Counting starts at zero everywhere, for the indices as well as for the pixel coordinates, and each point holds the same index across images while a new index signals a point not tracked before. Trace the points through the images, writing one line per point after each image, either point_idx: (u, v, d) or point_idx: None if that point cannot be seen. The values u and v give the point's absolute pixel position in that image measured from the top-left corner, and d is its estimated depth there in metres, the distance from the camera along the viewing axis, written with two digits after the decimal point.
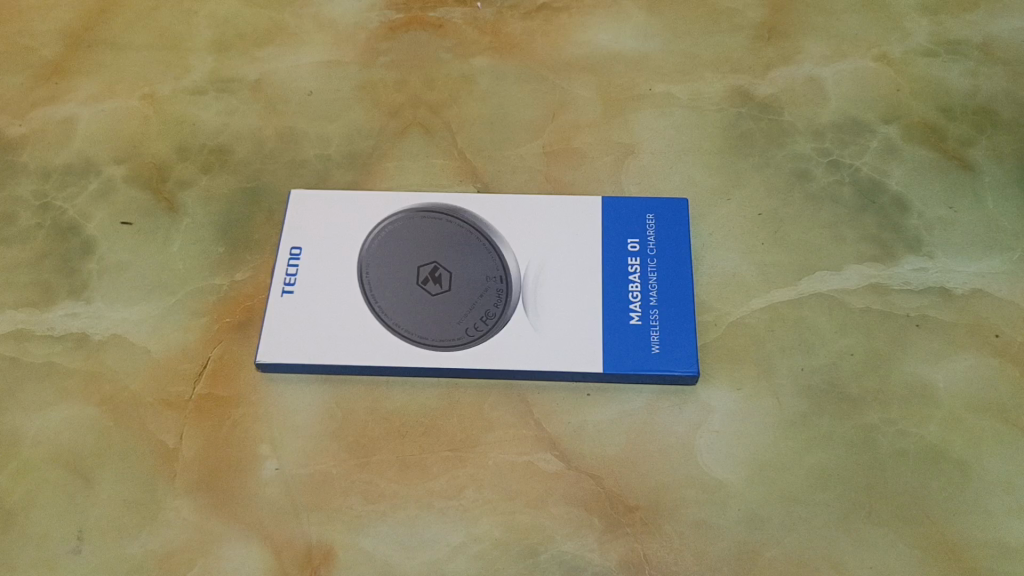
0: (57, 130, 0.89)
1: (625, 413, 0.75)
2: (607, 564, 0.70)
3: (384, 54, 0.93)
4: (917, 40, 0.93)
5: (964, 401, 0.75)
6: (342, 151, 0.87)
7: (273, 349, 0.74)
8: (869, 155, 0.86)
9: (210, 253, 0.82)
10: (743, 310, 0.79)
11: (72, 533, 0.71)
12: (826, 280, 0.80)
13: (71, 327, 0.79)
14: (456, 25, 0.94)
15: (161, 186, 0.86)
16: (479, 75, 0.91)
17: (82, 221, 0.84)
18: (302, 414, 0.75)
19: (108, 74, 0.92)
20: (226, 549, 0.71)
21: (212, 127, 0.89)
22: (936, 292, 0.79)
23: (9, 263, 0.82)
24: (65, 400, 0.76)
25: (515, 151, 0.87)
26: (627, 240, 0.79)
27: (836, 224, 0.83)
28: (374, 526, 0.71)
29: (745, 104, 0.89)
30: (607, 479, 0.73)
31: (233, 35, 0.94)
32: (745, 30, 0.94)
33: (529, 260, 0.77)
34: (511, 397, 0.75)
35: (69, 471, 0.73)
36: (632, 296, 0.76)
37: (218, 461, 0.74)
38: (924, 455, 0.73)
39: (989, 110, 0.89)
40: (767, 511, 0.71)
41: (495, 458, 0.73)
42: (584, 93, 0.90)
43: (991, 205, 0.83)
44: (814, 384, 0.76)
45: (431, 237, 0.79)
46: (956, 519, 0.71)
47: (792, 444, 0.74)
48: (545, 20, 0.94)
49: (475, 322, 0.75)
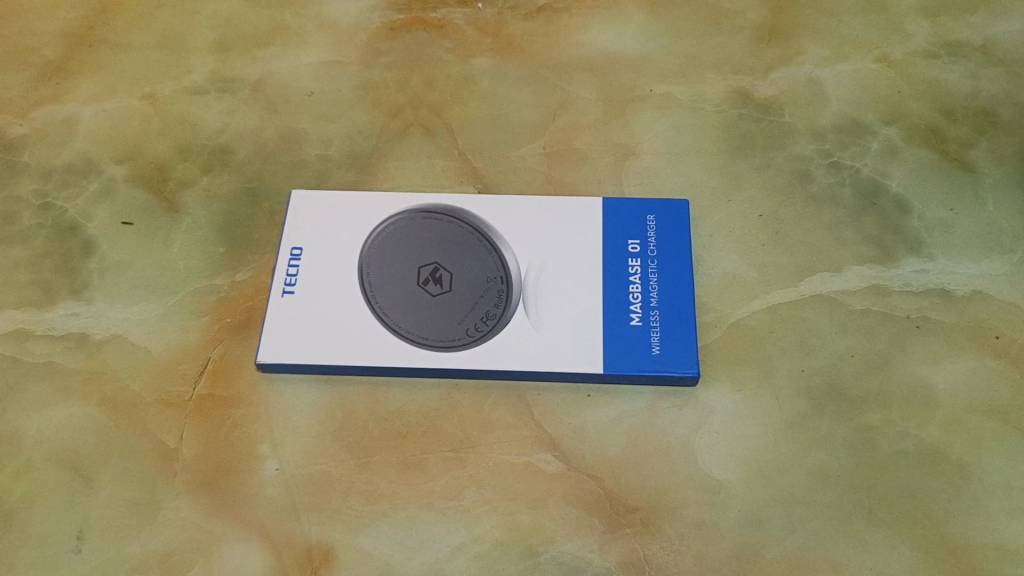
0: (58, 130, 0.89)
1: (625, 414, 0.75)
2: (607, 565, 0.70)
3: (385, 54, 0.93)
4: (918, 41, 0.93)
5: (965, 402, 0.75)
6: (343, 151, 0.87)
7: (273, 349, 0.75)
8: (870, 156, 0.86)
9: (210, 253, 0.82)
10: (743, 311, 0.79)
11: (72, 533, 0.71)
12: (826, 282, 0.80)
13: (72, 326, 0.79)
14: (457, 25, 0.94)
15: (162, 186, 0.86)
16: (480, 75, 0.92)
17: (83, 220, 0.84)
18: (303, 415, 0.75)
19: (109, 74, 0.92)
20: (226, 548, 0.71)
21: (212, 127, 0.89)
22: (936, 293, 0.79)
23: (10, 263, 0.82)
24: (65, 400, 0.76)
25: (516, 151, 0.87)
26: (628, 241, 0.79)
27: (836, 226, 0.83)
28: (375, 526, 0.71)
29: (745, 105, 0.89)
30: (608, 480, 0.73)
31: (233, 35, 0.94)
32: (746, 31, 0.94)
33: (529, 261, 0.77)
34: (511, 397, 0.75)
35: (69, 470, 0.73)
36: (632, 297, 0.76)
37: (218, 461, 0.74)
38: (924, 457, 0.73)
39: (990, 111, 0.89)
40: (767, 512, 0.71)
41: (496, 458, 0.73)
42: (585, 94, 0.90)
43: (991, 207, 0.83)
44: (814, 385, 0.76)
45: (432, 237, 0.79)
46: (956, 520, 0.71)
47: (793, 445, 0.74)
48: (546, 21, 0.95)
49: (476, 322, 0.75)
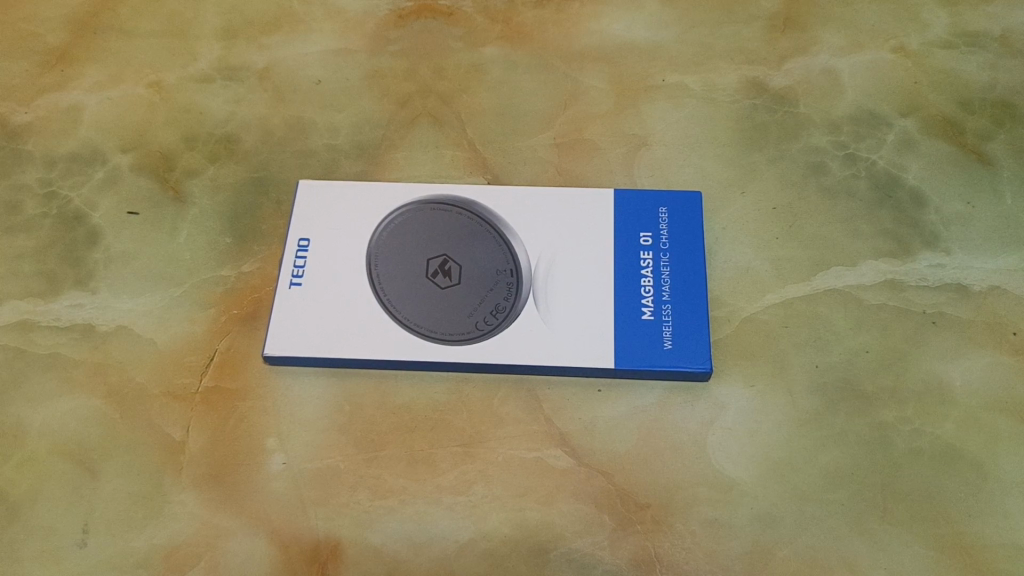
0: (63, 118, 0.88)
1: (636, 409, 0.74)
2: (617, 563, 0.69)
3: (393, 43, 0.91)
4: (936, 32, 0.91)
5: (981, 400, 0.74)
6: (351, 141, 0.86)
7: (280, 341, 0.74)
8: (886, 148, 0.85)
9: (217, 244, 0.81)
10: (757, 307, 0.78)
11: (77, 526, 0.71)
12: (842, 276, 0.79)
13: (77, 317, 0.78)
14: (466, 13, 0.93)
15: (168, 175, 0.85)
16: (489, 64, 0.90)
17: (88, 210, 0.83)
18: (310, 408, 0.74)
19: (114, 61, 0.91)
20: (233, 543, 0.70)
21: (219, 116, 0.88)
22: (953, 289, 0.78)
23: (15, 252, 0.81)
24: (70, 392, 0.75)
25: (525, 141, 0.85)
26: (640, 234, 0.77)
27: (852, 219, 0.81)
28: (382, 522, 0.70)
29: (760, 96, 0.88)
30: (618, 476, 0.72)
31: (240, 22, 0.93)
32: (760, 19, 0.92)
33: (539, 253, 0.76)
34: (520, 392, 0.74)
35: (74, 463, 0.73)
36: (644, 291, 0.75)
37: (225, 454, 0.73)
38: (940, 455, 0.72)
39: (1009, 103, 0.87)
40: (780, 511, 0.70)
41: (505, 454, 0.72)
42: (597, 84, 0.89)
43: (1009, 200, 0.82)
44: (828, 382, 0.75)
45: (440, 229, 0.78)
46: (972, 520, 0.70)
47: (806, 443, 0.73)
48: (557, 9, 0.93)
49: (485, 316, 0.74)
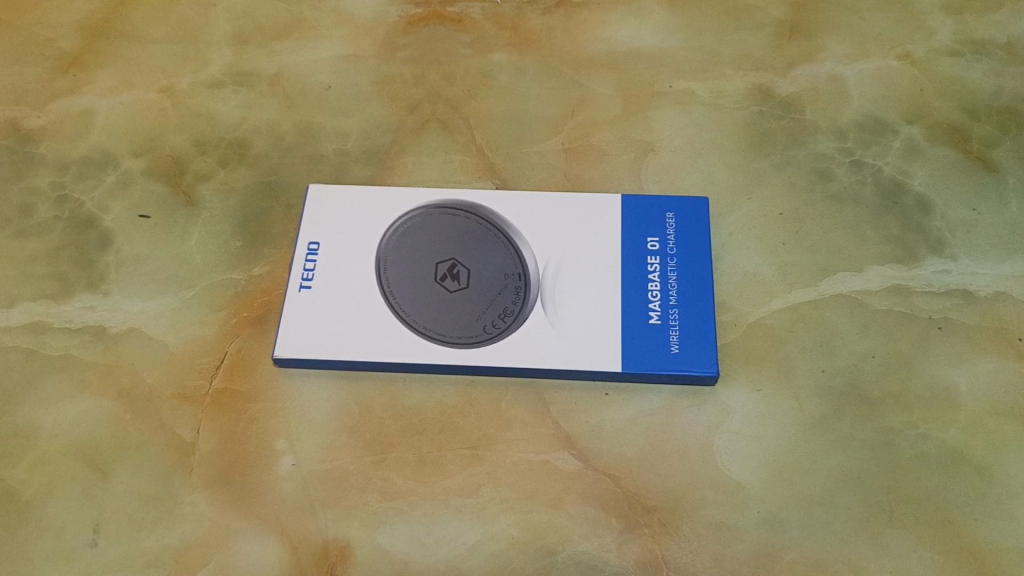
0: (75, 122, 0.88)
1: (644, 412, 0.74)
2: (624, 565, 0.69)
3: (402, 49, 0.92)
4: (941, 39, 0.92)
5: (987, 404, 0.74)
6: (361, 145, 0.87)
7: (290, 343, 0.74)
8: (892, 154, 0.85)
9: (227, 247, 0.82)
10: (763, 311, 0.78)
11: (88, 526, 0.71)
12: (848, 281, 0.79)
13: (88, 319, 0.79)
14: (475, 19, 0.94)
15: (179, 179, 0.85)
16: (498, 70, 0.91)
17: (100, 213, 0.84)
18: (319, 410, 0.75)
19: (126, 67, 0.92)
20: (243, 543, 0.71)
21: (229, 121, 0.89)
22: (958, 294, 0.78)
23: (27, 255, 0.82)
24: (82, 393, 0.76)
25: (533, 147, 0.86)
26: (647, 240, 0.78)
27: (858, 224, 0.82)
28: (391, 523, 0.71)
29: (766, 103, 0.88)
30: (625, 479, 0.72)
31: (250, 28, 0.94)
32: (766, 27, 0.93)
33: (547, 258, 0.77)
34: (528, 395, 0.75)
35: (86, 463, 0.73)
36: (651, 296, 0.75)
37: (235, 455, 0.74)
38: (946, 459, 0.72)
39: (1014, 111, 0.88)
40: (786, 514, 0.71)
41: (512, 456, 0.73)
42: (604, 91, 0.89)
43: (1014, 206, 0.82)
44: (834, 386, 0.75)
45: (448, 233, 0.79)
46: (978, 524, 0.70)
47: (813, 447, 0.73)
48: (566, 16, 0.94)
49: (493, 319, 0.75)
